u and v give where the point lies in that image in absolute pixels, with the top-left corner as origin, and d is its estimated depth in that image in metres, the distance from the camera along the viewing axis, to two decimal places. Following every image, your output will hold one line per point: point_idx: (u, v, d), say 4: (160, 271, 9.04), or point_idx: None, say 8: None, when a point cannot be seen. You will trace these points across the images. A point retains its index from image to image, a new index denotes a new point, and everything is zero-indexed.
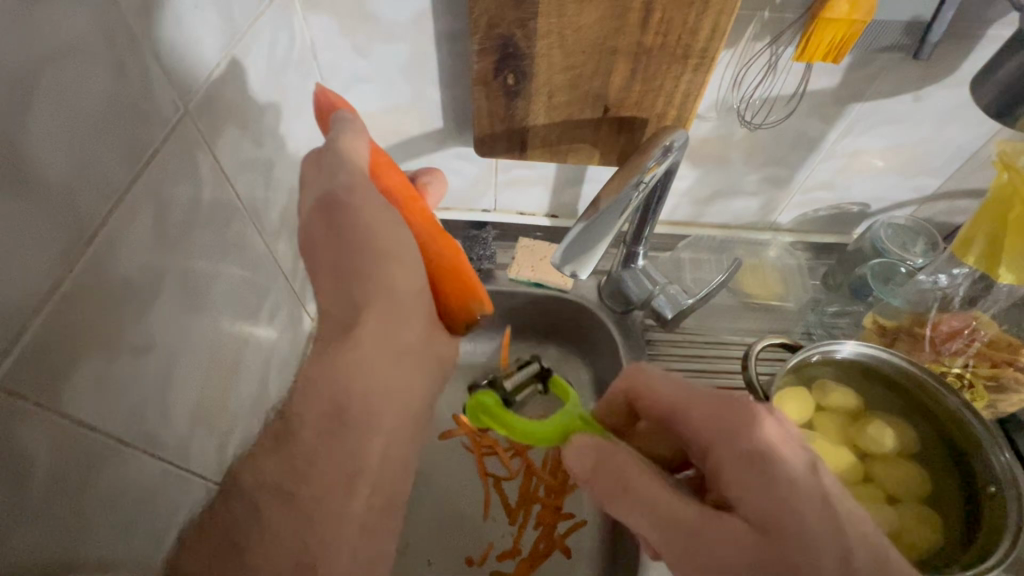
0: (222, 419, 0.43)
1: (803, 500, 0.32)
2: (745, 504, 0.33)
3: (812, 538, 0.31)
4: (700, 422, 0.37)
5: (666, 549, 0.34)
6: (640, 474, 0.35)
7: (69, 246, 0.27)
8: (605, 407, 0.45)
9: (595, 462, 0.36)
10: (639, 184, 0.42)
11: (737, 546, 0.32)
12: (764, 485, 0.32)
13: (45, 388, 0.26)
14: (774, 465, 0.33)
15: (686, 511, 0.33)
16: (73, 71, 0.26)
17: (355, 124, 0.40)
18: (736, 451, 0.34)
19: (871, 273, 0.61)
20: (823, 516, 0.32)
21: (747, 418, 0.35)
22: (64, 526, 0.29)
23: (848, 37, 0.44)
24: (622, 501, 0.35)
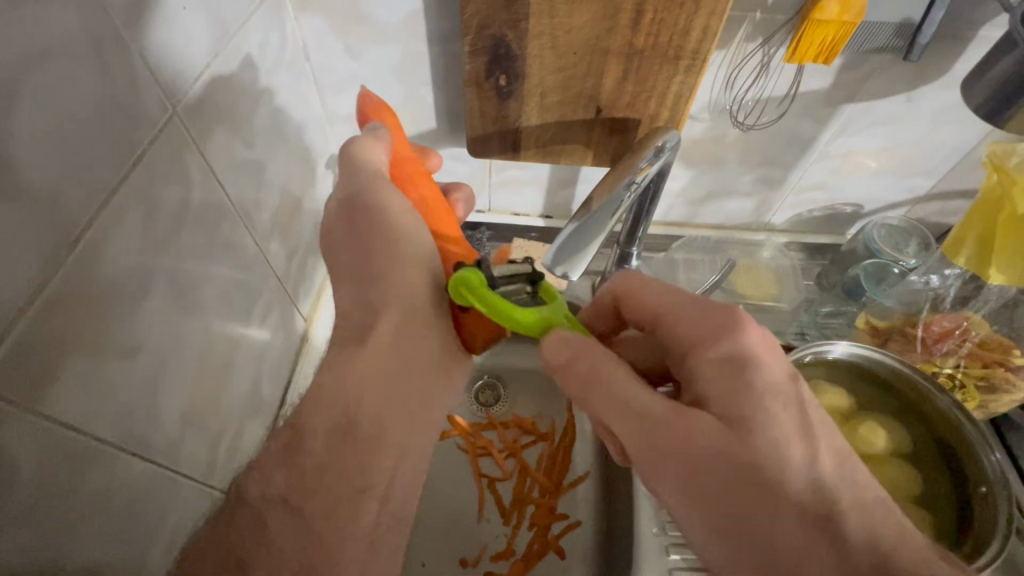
0: (213, 421, 0.42)
1: (775, 402, 0.32)
2: (719, 403, 0.32)
3: (784, 438, 0.31)
4: (681, 325, 0.35)
5: (633, 442, 0.34)
6: (617, 371, 0.35)
7: (56, 249, 0.27)
8: (592, 311, 0.43)
9: (570, 354, 0.35)
10: (631, 184, 0.42)
11: (708, 441, 0.32)
12: (740, 388, 0.32)
13: (31, 392, 0.26)
14: (755, 369, 0.32)
15: (656, 408, 0.33)
16: (58, 72, 0.26)
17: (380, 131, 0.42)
18: (715, 356, 0.33)
19: (864, 274, 0.62)
20: (796, 424, 0.31)
21: (732, 322, 0.33)
22: (51, 529, 0.28)
23: (839, 38, 0.44)
24: (594, 395, 0.35)
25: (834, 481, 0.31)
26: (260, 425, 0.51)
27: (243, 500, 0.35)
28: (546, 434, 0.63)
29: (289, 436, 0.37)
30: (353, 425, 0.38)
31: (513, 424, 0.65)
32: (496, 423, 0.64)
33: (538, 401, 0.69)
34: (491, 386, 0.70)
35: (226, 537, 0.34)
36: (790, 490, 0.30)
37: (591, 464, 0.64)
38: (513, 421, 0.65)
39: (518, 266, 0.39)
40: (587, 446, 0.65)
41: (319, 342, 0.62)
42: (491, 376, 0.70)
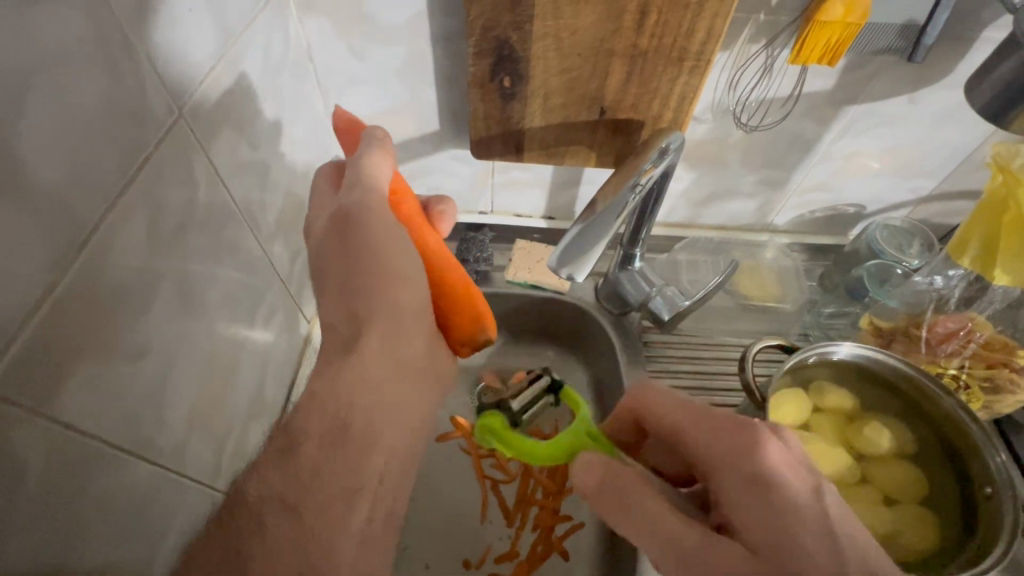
0: (218, 424, 0.42)
1: (803, 524, 0.31)
2: (744, 527, 0.32)
3: (818, 569, 0.29)
4: (701, 440, 0.36)
5: (668, 574, 0.33)
6: (643, 495, 0.35)
7: (62, 250, 0.27)
8: (613, 424, 0.45)
9: (599, 478, 0.37)
10: (636, 186, 0.42)
11: (738, 575, 0.30)
12: (766, 513, 0.31)
13: (38, 394, 0.26)
14: (778, 488, 0.32)
15: (682, 534, 0.33)
16: (64, 74, 0.26)
17: (381, 144, 0.42)
18: (737, 478, 0.33)
19: (866, 275, 0.61)
20: (828, 548, 0.30)
21: (749, 436, 0.34)
22: (57, 533, 0.28)
23: (843, 40, 0.44)
24: (625, 520, 0.35)
25: None
26: (264, 426, 0.50)
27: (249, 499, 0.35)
28: (549, 436, 0.63)
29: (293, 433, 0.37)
30: (348, 428, 0.38)
31: None
32: None
33: None
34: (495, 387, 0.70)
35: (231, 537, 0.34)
36: None
37: None
38: None
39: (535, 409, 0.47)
40: None
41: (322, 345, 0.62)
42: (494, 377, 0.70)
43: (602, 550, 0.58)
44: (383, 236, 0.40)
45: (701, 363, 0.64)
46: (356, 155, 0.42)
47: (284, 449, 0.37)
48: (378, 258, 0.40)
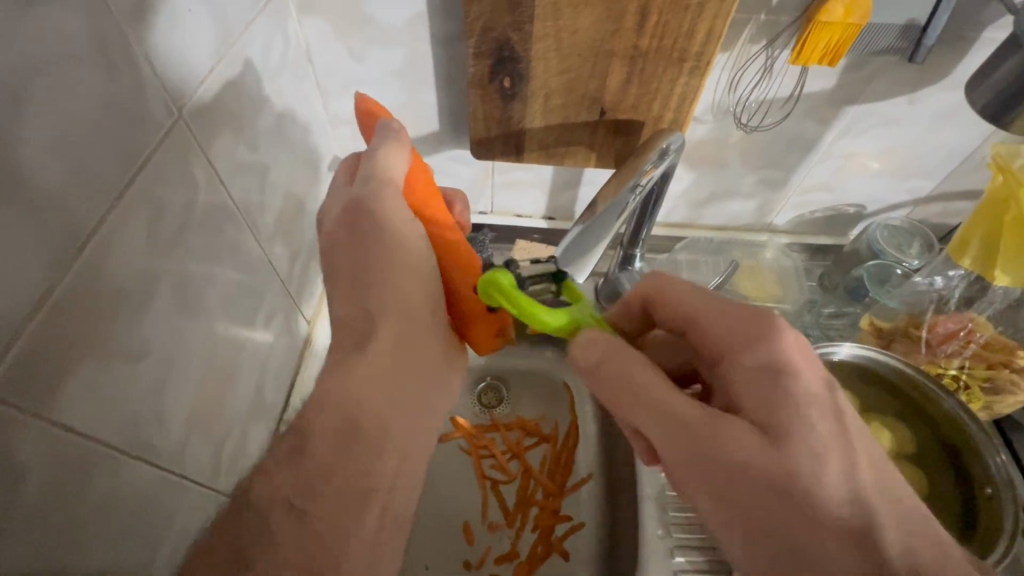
0: (217, 426, 0.42)
1: (810, 407, 0.31)
2: (755, 410, 0.32)
3: (820, 446, 0.30)
4: (716, 330, 0.35)
5: (664, 447, 0.34)
6: (648, 373, 0.35)
7: (61, 252, 0.27)
8: (620, 313, 0.43)
9: (598, 359, 0.37)
10: (637, 187, 0.42)
11: (743, 446, 0.31)
12: (777, 395, 0.31)
13: (36, 398, 0.26)
14: (789, 373, 0.32)
15: (686, 411, 0.33)
16: (64, 77, 0.26)
17: (398, 135, 0.40)
18: (750, 363, 0.33)
19: (866, 275, 0.62)
20: (834, 432, 0.31)
21: (770, 326, 0.33)
22: (56, 536, 0.28)
23: (844, 41, 0.44)
24: (627, 401, 0.35)
25: (872, 495, 0.30)
26: (264, 427, 0.50)
27: (249, 502, 0.35)
28: (549, 436, 0.64)
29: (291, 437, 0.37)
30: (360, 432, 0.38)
31: (515, 425, 0.65)
32: (499, 425, 0.64)
33: (541, 404, 0.69)
34: (494, 388, 0.70)
35: (233, 538, 0.34)
36: (827, 498, 0.29)
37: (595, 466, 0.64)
38: (516, 424, 0.65)
39: (542, 266, 0.44)
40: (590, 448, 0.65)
41: (322, 347, 0.62)
42: (494, 378, 0.70)
43: (602, 551, 0.58)
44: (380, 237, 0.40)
45: None
46: (371, 147, 0.40)
47: (294, 448, 0.36)
48: (374, 260, 0.40)
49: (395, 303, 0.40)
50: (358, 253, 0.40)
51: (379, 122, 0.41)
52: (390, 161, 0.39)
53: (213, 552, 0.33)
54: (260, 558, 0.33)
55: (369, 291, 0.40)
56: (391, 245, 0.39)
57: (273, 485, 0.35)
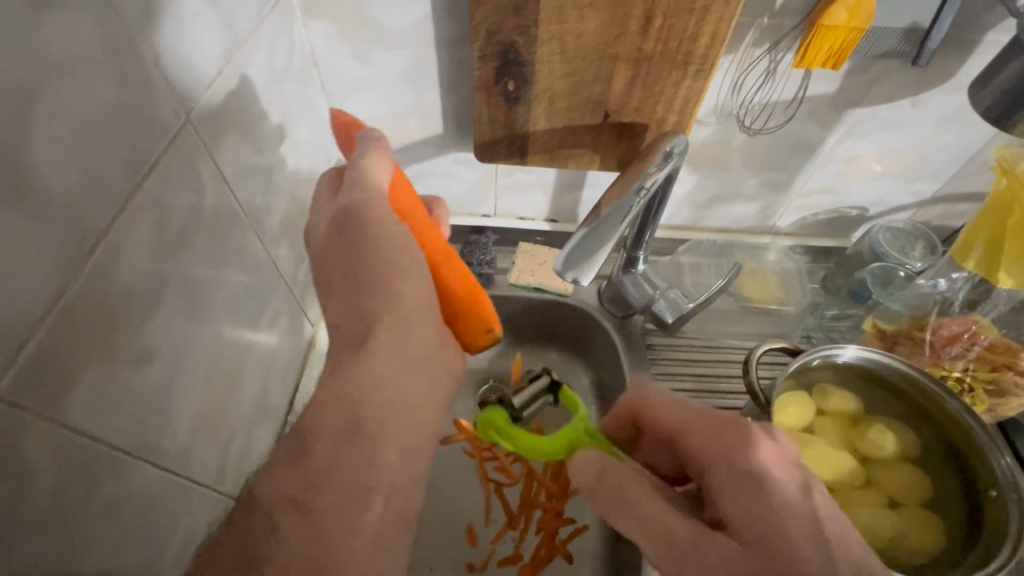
0: (223, 428, 0.42)
1: (793, 520, 0.32)
2: (739, 522, 0.32)
3: (807, 559, 0.31)
4: (698, 441, 0.36)
5: (659, 563, 0.34)
6: (638, 485, 0.35)
7: (70, 255, 0.27)
8: (609, 424, 0.45)
9: (597, 472, 0.37)
10: (641, 190, 0.43)
11: (728, 564, 0.31)
12: (760, 507, 0.32)
13: (45, 400, 0.26)
14: (768, 484, 0.33)
15: (677, 523, 0.33)
16: (75, 80, 0.26)
17: (381, 144, 0.42)
18: (733, 472, 0.34)
19: (870, 277, 0.61)
20: (815, 541, 0.31)
21: (747, 437, 0.35)
22: (64, 538, 0.28)
23: (847, 44, 0.44)
24: (620, 514, 0.35)
25: None
26: (269, 429, 0.51)
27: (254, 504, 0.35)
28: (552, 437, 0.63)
29: (298, 438, 0.37)
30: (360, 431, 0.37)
31: None
32: None
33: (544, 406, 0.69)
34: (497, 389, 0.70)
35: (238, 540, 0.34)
36: None
37: None
38: (517, 425, 0.65)
39: (535, 387, 0.53)
40: None
41: (326, 349, 0.62)
42: (496, 379, 0.71)
43: (606, 553, 0.58)
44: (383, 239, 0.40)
45: (702, 365, 0.64)
46: (353, 157, 0.41)
47: (295, 449, 0.36)
48: (377, 262, 0.39)
49: (400, 302, 0.39)
50: (359, 257, 0.40)
51: (360, 133, 0.42)
52: (372, 169, 0.40)
53: (230, 549, 0.34)
54: (264, 557, 0.33)
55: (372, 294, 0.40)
56: (396, 247, 0.39)
57: (279, 487, 0.35)
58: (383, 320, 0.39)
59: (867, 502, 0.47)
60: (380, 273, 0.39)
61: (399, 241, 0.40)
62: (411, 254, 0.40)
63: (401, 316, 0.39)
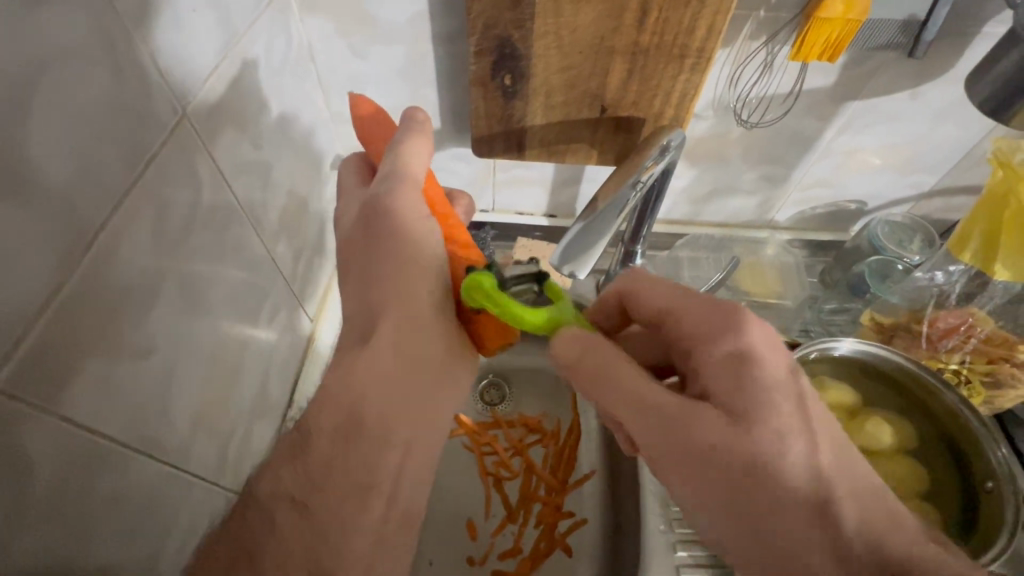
0: (223, 423, 0.43)
1: (777, 395, 0.31)
2: (723, 399, 0.32)
3: (785, 430, 0.31)
4: (686, 325, 0.36)
5: (640, 437, 0.34)
6: (622, 366, 0.35)
7: (68, 250, 0.27)
8: (598, 307, 0.44)
9: (580, 353, 0.36)
10: (638, 183, 0.43)
11: (712, 437, 0.32)
12: (745, 383, 0.32)
13: (44, 394, 0.26)
14: (756, 365, 0.32)
15: (660, 401, 0.33)
16: (71, 75, 0.27)
17: (422, 128, 0.41)
18: (719, 353, 0.33)
19: (868, 270, 0.62)
20: (797, 415, 0.31)
21: (737, 319, 0.33)
22: (65, 532, 0.28)
23: (844, 35, 0.44)
24: (605, 394, 0.35)
25: (834, 475, 0.31)
26: (269, 423, 0.51)
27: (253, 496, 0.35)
28: (551, 433, 0.64)
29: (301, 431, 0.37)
30: (363, 430, 0.37)
31: (518, 423, 0.65)
32: (501, 422, 0.64)
33: (544, 401, 0.70)
34: (496, 385, 0.71)
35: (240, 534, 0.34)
36: (792, 481, 0.30)
37: (597, 463, 0.64)
38: (517, 420, 0.65)
39: (525, 265, 0.37)
40: (593, 445, 0.65)
41: (325, 346, 0.62)
42: (496, 374, 0.71)
43: (605, 546, 0.59)
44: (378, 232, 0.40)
45: None
46: (394, 140, 0.40)
47: (296, 443, 0.37)
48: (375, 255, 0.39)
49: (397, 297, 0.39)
50: (372, 249, 0.40)
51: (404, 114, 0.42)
52: (412, 154, 0.40)
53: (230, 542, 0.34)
54: (265, 549, 0.34)
55: (383, 285, 0.39)
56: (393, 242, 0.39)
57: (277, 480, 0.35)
58: (380, 312, 0.39)
59: None
60: (392, 267, 0.39)
61: (421, 238, 0.39)
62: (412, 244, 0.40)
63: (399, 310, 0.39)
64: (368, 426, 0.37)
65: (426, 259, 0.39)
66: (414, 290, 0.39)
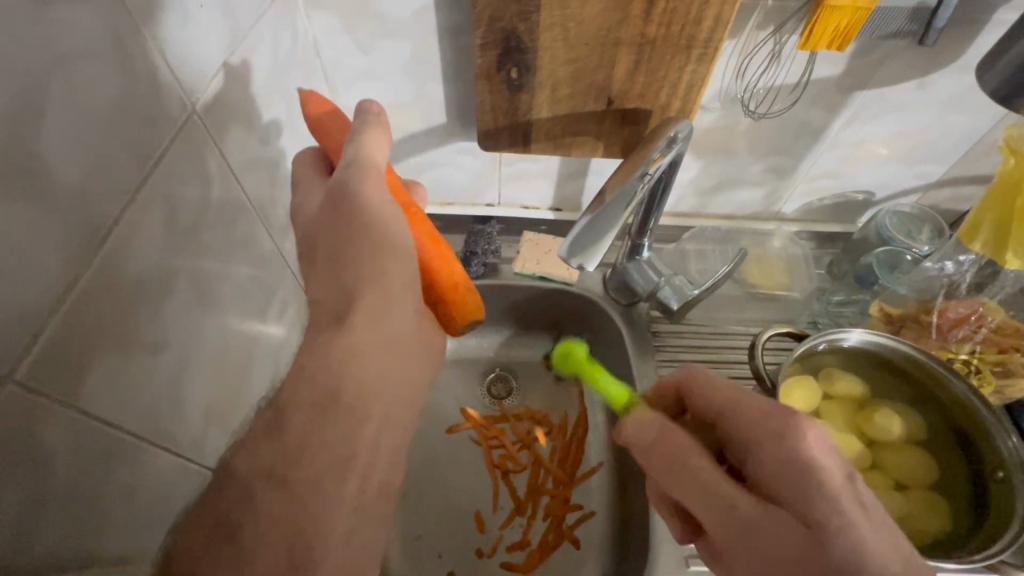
0: (234, 417, 0.43)
1: (843, 502, 0.31)
2: (793, 506, 0.32)
3: (858, 541, 0.30)
4: (748, 422, 0.36)
5: (713, 530, 0.34)
6: (694, 459, 0.35)
7: (81, 245, 0.27)
8: (655, 393, 0.46)
9: (655, 437, 0.38)
10: (644, 176, 0.43)
11: (782, 543, 0.31)
12: (810, 490, 0.31)
13: (61, 386, 0.27)
14: (818, 471, 0.32)
15: (732, 501, 0.33)
16: (83, 72, 0.27)
17: (378, 119, 0.41)
18: (781, 458, 0.33)
19: (877, 262, 0.61)
20: (868, 523, 0.30)
21: (794, 424, 0.33)
22: (84, 524, 0.29)
23: (852, 24, 0.44)
24: (676, 483, 0.36)
25: None
26: None
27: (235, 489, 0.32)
28: (558, 426, 0.65)
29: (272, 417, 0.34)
30: (339, 410, 0.34)
31: (525, 416, 0.66)
32: (509, 416, 0.65)
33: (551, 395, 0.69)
34: (503, 378, 0.71)
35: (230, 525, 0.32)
36: None
37: (605, 456, 0.64)
38: (525, 414, 0.66)
39: None
40: (601, 438, 0.66)
41: None
42: (503, 369, 0.71)
43: (614, 537, 0.59)
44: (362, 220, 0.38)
45: (710, 351, 0.63)
46: (354, 134, 0.40)
47: (269, 422, 0.33)
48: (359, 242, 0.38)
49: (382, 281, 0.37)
50: (342, 235, 0.38)
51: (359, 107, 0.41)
52: (373, 148, 0.39)
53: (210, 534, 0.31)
54: (243, 525, 0.31)
55: (354, 267, 0.37)
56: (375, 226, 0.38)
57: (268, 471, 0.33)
58: (369, 299, 0.37)
59: (871, 485, 0.47)
60: (364, 248, 0.37)
61: (390, 220, 0.38)
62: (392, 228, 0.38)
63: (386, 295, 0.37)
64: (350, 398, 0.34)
65: (397, 239, 0.38)
66: (386, 274, 0.37)
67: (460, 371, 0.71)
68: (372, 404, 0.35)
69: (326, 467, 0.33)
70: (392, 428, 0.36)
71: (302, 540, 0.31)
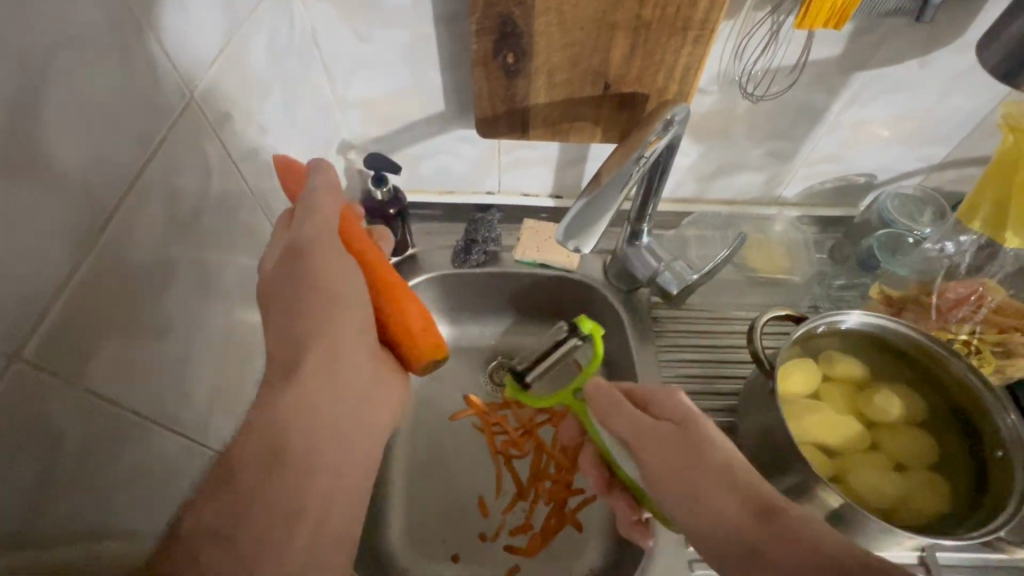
0: (238, 401, 0.44)
1: (708, 447, 0.37)
2: (670, 449, 0.38)
3: (712, 474, 0.35)
4: (646, 394, 0.42)
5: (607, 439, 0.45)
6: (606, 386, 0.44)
7: (84, 230, 0.28)
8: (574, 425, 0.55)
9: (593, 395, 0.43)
10: (640, 159, 0.43)
11: (652, 458, 0.38)
12: (682, 433, 0.38)
13: (68, 366, 0.27)
14: (687, 423, 0.39)
15: (612, 409, 0.42)
16: (81, 59, 0.27)
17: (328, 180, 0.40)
18: (665, 415, 0.40)
19: (877, 245, 0.61)
20: (727, 465, 0.36)
21: (672, 396, 0.41)
22: (93, 502, 0.30)
23: (848, 2, 0.43)
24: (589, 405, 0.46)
25: (764, 514, 0.33)
26: None
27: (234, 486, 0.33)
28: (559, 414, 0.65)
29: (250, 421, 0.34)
30: (288, 459, 0.32)
31: (526, 403, 0.66)
32: (511, 402, 0.66)
33: (553, 382, 0.70)
34: (506, 366, 0.72)
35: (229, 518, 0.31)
36: (725, 515, 0.34)
37: None
38: (527, 401, 0.66)
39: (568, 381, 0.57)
40: None
41: None
42: (505, 356, 0.72)
43: (615, 520, 0.60)
44: (314, 287, 0.37)
45: (712, 336, 0.63)
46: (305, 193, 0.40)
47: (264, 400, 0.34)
48: (306, 314, 0.36)
49: (332, 347, 0.36)
50: (293, 294, 0.37)
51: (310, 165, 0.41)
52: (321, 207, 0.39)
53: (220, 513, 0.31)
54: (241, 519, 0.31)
55: (304, 318, 0.36)
56: (328, 288, 0.37)
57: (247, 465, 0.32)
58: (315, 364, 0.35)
59: (872, 465, 0.47)
60: (312, 303, 0.36)
61: (337, 270, 0.38)
62: (347, 290, 0.37)
63: (335, 350, 0.36)
64: (309, 429, 0.34)
65: (341, 302, 0.37)
66: (334, 328, 0.36)
67: (463, 360, 0.72)
68: (320, 447, 0.34)
69: (284, 503, 0.31)
70: (354, 458, 0.36)
71: (276, 562, 0.30)
